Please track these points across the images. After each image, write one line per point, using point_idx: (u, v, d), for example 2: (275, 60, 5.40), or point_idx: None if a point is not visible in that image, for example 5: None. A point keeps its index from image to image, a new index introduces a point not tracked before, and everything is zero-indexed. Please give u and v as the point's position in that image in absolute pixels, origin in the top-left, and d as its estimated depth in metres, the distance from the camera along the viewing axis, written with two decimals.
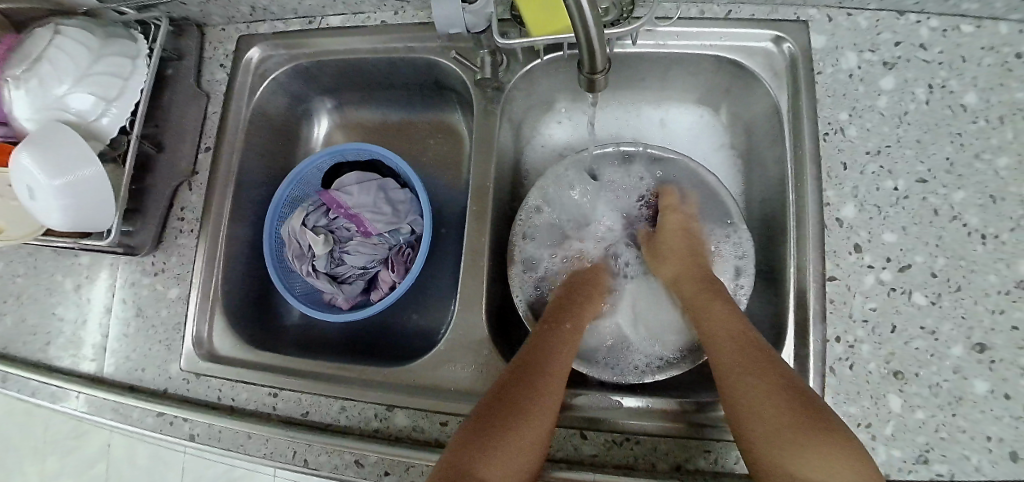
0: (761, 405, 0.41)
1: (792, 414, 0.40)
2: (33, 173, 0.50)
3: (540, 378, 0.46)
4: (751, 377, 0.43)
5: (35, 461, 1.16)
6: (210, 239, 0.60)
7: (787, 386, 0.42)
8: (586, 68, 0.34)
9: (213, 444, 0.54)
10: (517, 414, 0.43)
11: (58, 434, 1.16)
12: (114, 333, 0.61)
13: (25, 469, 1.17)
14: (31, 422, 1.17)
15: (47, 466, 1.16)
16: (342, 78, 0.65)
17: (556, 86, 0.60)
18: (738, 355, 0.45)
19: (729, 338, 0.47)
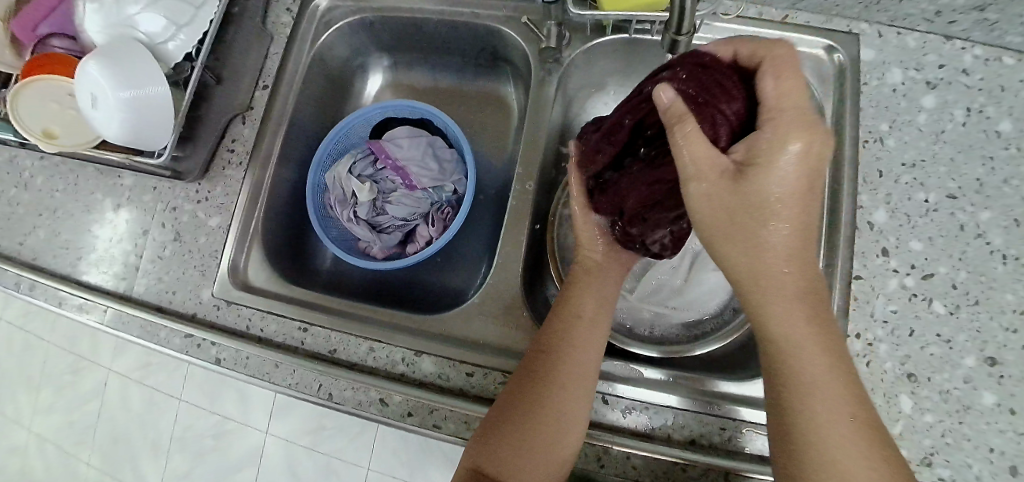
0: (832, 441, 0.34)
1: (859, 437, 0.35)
2: (98, 82, 0.51)
3: (545, 395, 0.44)
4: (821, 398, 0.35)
5: (28, 392, 1.16)
6: (257, 173, 0.61)
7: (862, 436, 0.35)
8: (675, 32, 0.37)
9: (238, 369, 0.55)
10: (519, 433, 0.43)
11: (53, 366, 1.15)
12: (148, 255, 0.62)
13: (17, 396, 1.17)
14: (26, 351, 1.16)
15: (39, 397, 1.15)
16: (403, 37, 0.67)
17: (610, 69, 0.62)
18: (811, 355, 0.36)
19: (801, 330, 0.36)
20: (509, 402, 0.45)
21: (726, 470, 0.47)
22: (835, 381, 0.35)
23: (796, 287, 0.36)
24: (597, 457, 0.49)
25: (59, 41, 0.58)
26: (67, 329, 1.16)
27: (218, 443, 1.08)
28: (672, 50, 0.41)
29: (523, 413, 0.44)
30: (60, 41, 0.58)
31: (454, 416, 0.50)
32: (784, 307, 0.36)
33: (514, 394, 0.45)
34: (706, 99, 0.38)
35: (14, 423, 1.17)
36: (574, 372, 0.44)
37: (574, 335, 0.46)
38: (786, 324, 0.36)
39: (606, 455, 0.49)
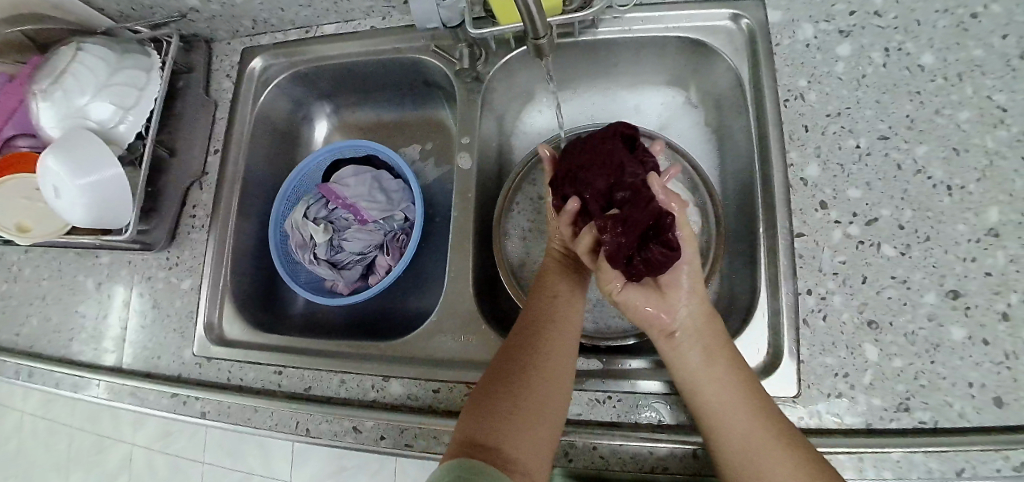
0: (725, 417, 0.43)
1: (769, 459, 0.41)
2: (56, 174, 0.56)
3: (539, 364, 0.46)
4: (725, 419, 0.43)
5: (60, 478, 1.21)
6: (219, 232, 0.64)
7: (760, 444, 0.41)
8: (533, 35, 0.42)
9: (222, 419, 0.57)
10: (516, 410, 0.43)
11: (81, 449, 1.20)
12: (132, 325, 0.65)
13: None
14: (54, 438, 1.22)
15: (72, 480, 1.20)
16: (340, 83, 0.71)
17: (533, 76, 0.64)
18: (717, 398, 0.44)
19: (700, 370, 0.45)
20: (505, 379, 0.46)
21: (692, 446, 0.48)
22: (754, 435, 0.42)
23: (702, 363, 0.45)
24: (565, 454, 0.50)
25: (25, 141, 0.63)
26: (90, 411, 1.21)
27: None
28: (541, 56, 0.46)
29: (522, 387, 0.45)
30: (26, 140, 0.63)
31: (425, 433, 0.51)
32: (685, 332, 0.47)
33: (516, 371, 0.46)
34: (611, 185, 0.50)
35: None
36: (557, 341, 0.48)
37: (553, 305, 0.51)
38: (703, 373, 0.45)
39: (572, 449, 0.50)
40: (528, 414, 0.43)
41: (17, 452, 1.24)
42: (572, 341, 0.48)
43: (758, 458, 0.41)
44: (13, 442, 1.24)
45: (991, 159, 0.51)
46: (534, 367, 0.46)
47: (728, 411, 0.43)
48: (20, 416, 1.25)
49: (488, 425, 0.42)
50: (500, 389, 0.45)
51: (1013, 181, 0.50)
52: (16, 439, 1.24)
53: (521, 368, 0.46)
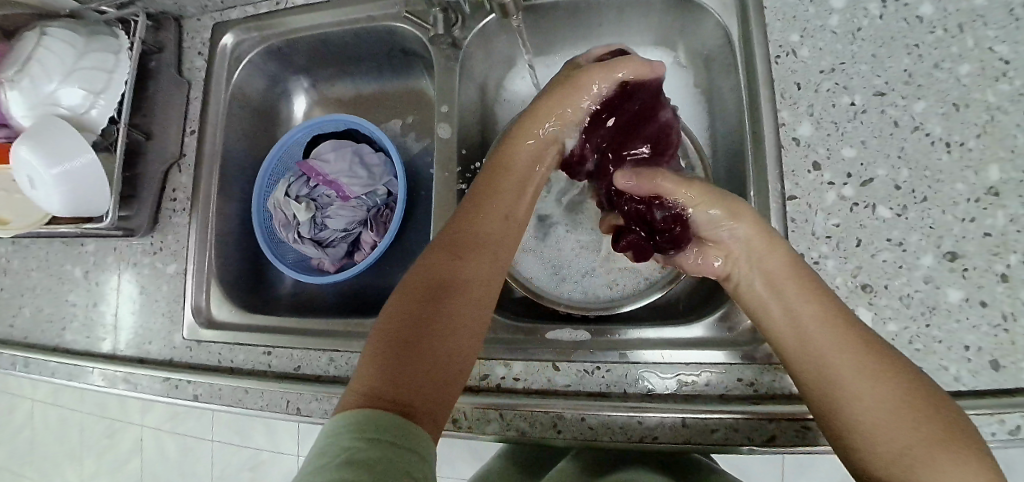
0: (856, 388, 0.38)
1: (901, 406, 0.36)
2: (31, 164, 0.54)
3: (452, 300, 0.42)
4: (839, 368, 0.39)
5: (74, 463, 1.24)
6: (201, 215, 0.63)
7: (890, 393, 0.37)
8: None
9: (214, 401, 0.58)
10: (425, 354, 0.39)
11: (91, 434, 1.22)
12: (123, 312, 0.65)
13: (66, 469, 1.24)
14: (65, 424, 1.24)
15: (86, 464, 1.23)
16: (316, 56, 0.68)
17: (512, 41, 0.61)
18: (827, 349, 0.39)
19: (805, 322, 0.41)
20: (409, 321, 0.40)
21: (681, 415, 0.47)
22: (874, 378, 0.38)
23: (807, 317, 0.41)
24: (554, 425, 0.49)
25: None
26: (97, 398, 1.23)
27: (256, 476, 1.13)
28: (508, 15, 0.47)
29: (434, 329, 0.40)
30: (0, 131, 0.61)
31: None
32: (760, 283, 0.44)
33: (426, 312, 0.41)
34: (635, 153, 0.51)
35: None
36: (470, 276, 0.44)
37: (477, 234, 0.46)
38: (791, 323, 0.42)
39: (561, 421, 0.49)
40: (439, 357, 0.39)
41: (30, 439, 1.27)
42: (489, 279, 0.45)
43: (889, 422, 0.36)
44: (25, 430, 1.27)
45: (992, 114, 0.49)
46: (445, 305, 0.41)
47: (835, 363, 0.39)
48: (30, 406, 1.27)
49: (390, 373, 0.36)
50: (408, 334, 0.39)
51: (1015, 136, 0.48)
52: (28, 427, 1.27)
53: (433, 306, 0.41)
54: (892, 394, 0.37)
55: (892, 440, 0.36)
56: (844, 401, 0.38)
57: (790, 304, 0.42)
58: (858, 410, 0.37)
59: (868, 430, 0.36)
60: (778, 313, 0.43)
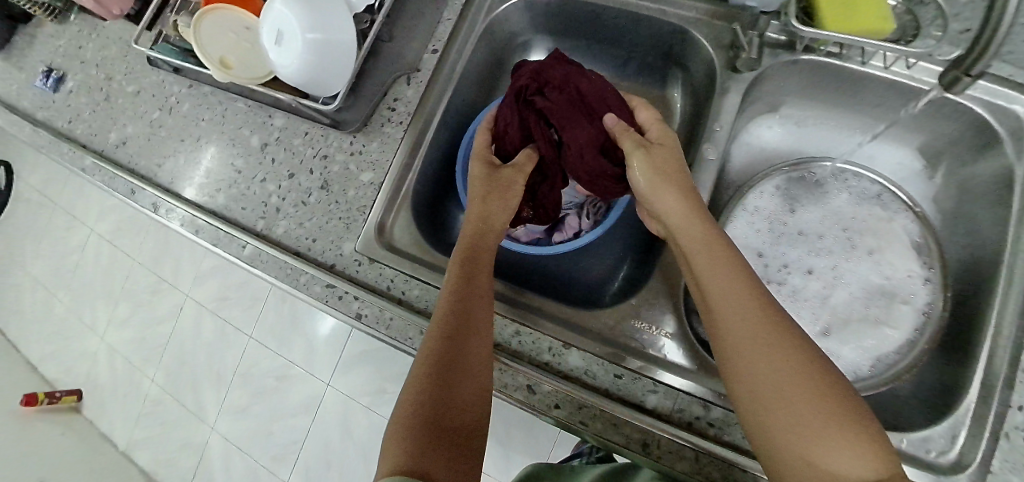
0: (777, 379, 0.35)
1: (809, 398, 0.34)
2: (290, 21, 0.52)
3: (467, 336, 0.44)
4: (756, 351, 0.36)
5: (117, 301, 1.29)
6: (416, 135, 0.59)
7: (802, 378, 0.35)
8: (963, 71, 0.40)
9: (379, 329, 0.54)
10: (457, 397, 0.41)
11: (141, 281, 1.27)
12: (292, 199, 0.61)
13: (108, 303, 1.30)
14: (122, 262, 1.30)
15: (127, 306, 1.27)
16: (574, 22, 0.64)
17: (786, 87, 0.59)
18: (744, 315, 0.38)
19: (744, 301, 0.39)
20: (439, 359, 0.42)
21: None
22: (776, 361, 0.36)
23: (730, 290, 0.39)
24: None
25: None
26: (159, 252, 1.27)
27: (279, 385, 1.10)
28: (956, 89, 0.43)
29: (462, 371, 0.42)
30: None
31: (604, 416, 0.48)
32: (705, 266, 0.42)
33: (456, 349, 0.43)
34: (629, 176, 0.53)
35: (100, 326, 1.30)
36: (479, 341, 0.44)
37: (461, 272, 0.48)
38: (727, 288, 0.40)
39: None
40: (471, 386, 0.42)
41: (88, 266, 1.34)
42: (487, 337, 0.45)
43: (801, 419, 0.34)
44: (88, 256, 1.35)
45: None
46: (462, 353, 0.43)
47: (755, 357, 0.36)
48: (94, 235, 1.34)
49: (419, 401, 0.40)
50: (450, 362, 0.42)
51: None
52: (86, 252, 1.35)
53: (455, 353, 0.42)
54: (803, 389, 0.34)
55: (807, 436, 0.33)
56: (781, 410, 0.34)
57: (733, 283, 0.40)
58: (766, 398, 0.35)
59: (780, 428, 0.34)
60: (708, 277, 0.41)
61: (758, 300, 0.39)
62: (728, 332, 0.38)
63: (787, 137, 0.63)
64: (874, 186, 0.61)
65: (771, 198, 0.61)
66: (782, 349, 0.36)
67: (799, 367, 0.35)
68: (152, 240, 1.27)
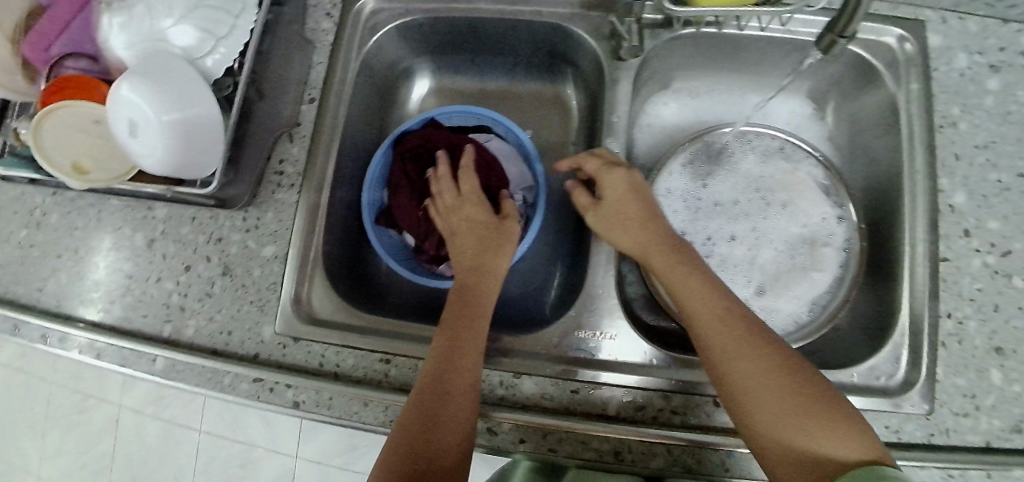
0: (757, 389, 0.40)
1: (801, 396, 0.39)
2: (136, 105, 0.46)
3: (453, 367, 0.42)
4: (756, 357, 0.41)
5: (37, 434, 1.15)
6: (313, 195, 0.56)
7: (781, 381, 0.40)
8: (838, 32, 0.40)
9: (321, 411, 0.50)
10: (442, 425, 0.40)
11: (61, 405, 1.13)
12: (195, 294, 0.55)
13: (26, 439, 1.15)
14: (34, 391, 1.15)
15: (51, 437, 1.14)
16: (451, 39, 0.62)
17: (677, 64, 0.60)
18: (721, 329, 0.43)
19: (717, 302, 0.45)
20: (421, 399, 0.42)
21: None
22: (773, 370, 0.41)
23: (704, 295, 0.45)
24: (722, 463, 0.46)
25: (74, 62, 0.51)
26: (72, 369, 1.13)
27: (245, 474, 1.02)
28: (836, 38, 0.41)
29: (438, 416, 0.40)
30: (76, 62, 0.51)
31: (571, 438, 0.47)
32: (681, 280, 0.47)
33: (440, 381, 0.42)
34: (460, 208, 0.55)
35: (24, 466, 1.15)
36: (469, 370, 0.43)
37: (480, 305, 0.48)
38: (697, 295, 0.46)
39: (729, 459, 0.46)
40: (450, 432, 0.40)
41: None
42: (472, 374, 0.42)
43: (791, 421, 0.39)
44: None
45: None
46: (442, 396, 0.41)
47: (743, 356, 0.41)
48: None
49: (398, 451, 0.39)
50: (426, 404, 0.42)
51: None
52: None
53: (440, 391, 0.41)
54: (792, 388, 0.40)
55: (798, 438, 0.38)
56: (755, 406, 0.40)
57: (703, 290, 0.46)
58: (758, 404, 0.40)
59: (764, 425, 0.39)
60: (681, 295, 0.47)
61: (735, 313, 0.44)
62: (711, 339, 0.43)
63: (683, 116, 0.64)
64: (775, 141, 0.61)
65: (682, 177, 0.60)
66: (760, 353, 0.41)
67: (772, 372, 0.41)
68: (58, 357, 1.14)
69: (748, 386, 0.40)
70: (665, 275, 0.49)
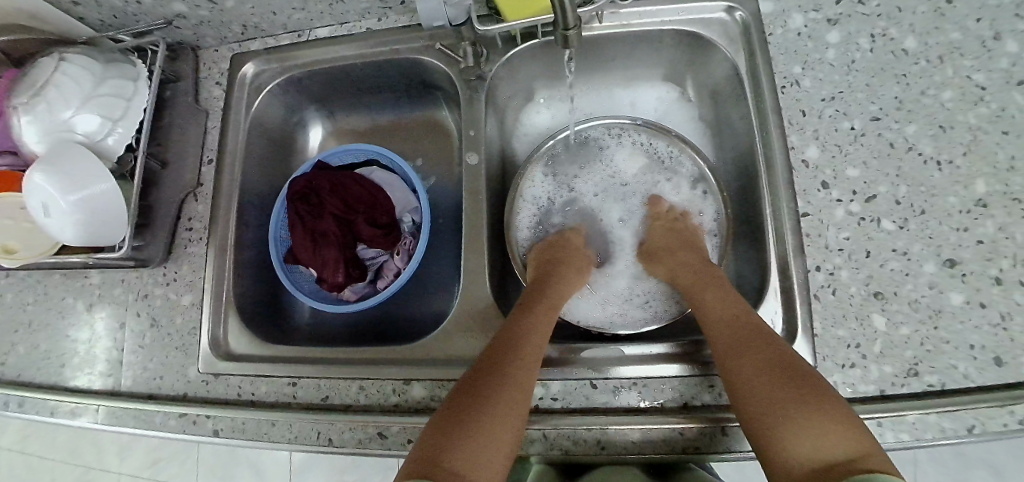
0: (767, 383, 0.43)
1: (797, 389, 0.41)
2: (47, 190, 0.51)
3: (500, 373, 0.45)
4: (766, 349, 0.45)
5: None
6: (220, 245, 0.62)
7: (781, 380, 0.42)
8: (563, 25, 0.43)
9: (237, 436, 0.55)
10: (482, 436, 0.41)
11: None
12: (129, 347, 0.62)
13: None
14: (39, 473, 1.24)
15: None
16: (331, 85, 0.69)
17: (534, 72, 0.65)
18: (734, 334, 0.47)
19: (727, 310, 0.50)
20: (450, 409, 0.43)
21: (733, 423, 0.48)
22: (780, 369, 0.43)
23: (718, 305, 0.51)
24: (597, 443, 0.50)
25: (1, 158, 0.57)
26: (75, 444, 1.23)
27: None
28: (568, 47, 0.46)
29: (478, 416, 0.42)
30: (2, 158, 0.57)
31: None
32: (702, 295, 0.53)
33: (476, 389, 0.44)
34: (328, 233, 0.62)
35: None
36: (529, 370, 0.47)
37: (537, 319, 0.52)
38: (722, 304, 0.51)
39: (605, 438, 0.49)
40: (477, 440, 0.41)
41: None
42: (529, 381, 0.46)
43: (791, 416, 0.40)
44: None
45: (975, 133, 0.55)
46: (485, 397, 0.44)
47: (743, 353, 0.45)
48: None
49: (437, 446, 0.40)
50: (449, 413, 0.43)
51: (995, 154, 0.54)
52: None
53: (476, 397, 0.44)
54: (793, 386, 0.42)
55: (798, 438, 0.39)
56: (746, 391, 0.43)
57: (730, 299, 0.51)
58: (755, 398, 0.43)
59: (776, 417, 0.41)
60: (704, 306, 0.52)
61: (740, 320, 0.49)
62: (723, 344, 0.47)
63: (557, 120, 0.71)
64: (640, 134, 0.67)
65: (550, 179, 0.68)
66: (769, 349, 0.45)
67: (773, 367, 0.44)
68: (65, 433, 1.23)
69: (750, 379, 0.44)
70: (694, 293, 0.55)
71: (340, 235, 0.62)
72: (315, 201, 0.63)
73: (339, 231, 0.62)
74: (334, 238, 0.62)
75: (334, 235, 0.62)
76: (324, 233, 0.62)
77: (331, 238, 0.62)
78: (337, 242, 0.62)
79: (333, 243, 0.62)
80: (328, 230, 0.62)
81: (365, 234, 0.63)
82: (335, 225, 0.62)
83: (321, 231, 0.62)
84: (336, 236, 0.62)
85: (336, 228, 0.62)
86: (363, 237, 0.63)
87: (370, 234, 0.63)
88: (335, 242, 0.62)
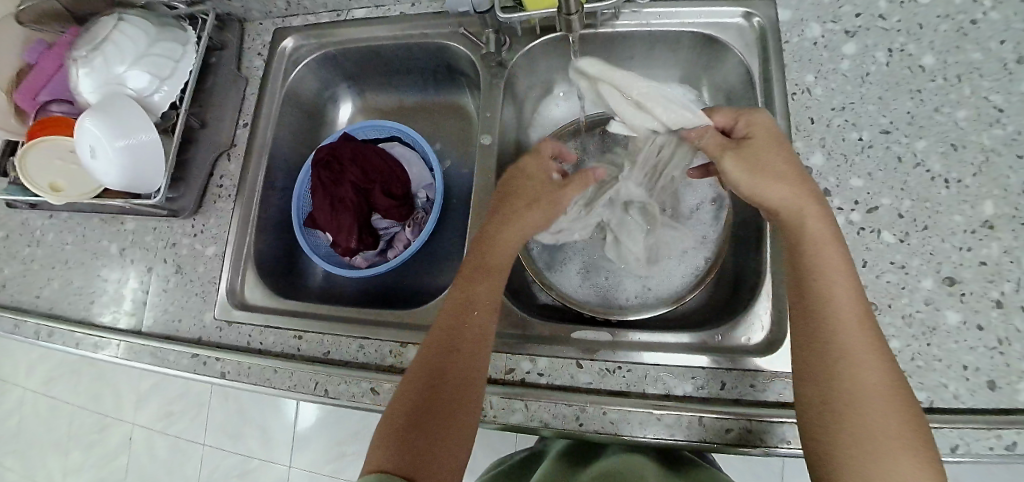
0: (871, 406, 0.39)
1: (900, 421, 0.39)
2: (96, 136, 0.56)
3: (451, 359, 0.47)
4: (869, 366, 0.41)
5: (66, 450, 1.31)
6: (245, 203, 0.67)
7: (895, 406, 0.39)
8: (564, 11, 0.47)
9: (242, 379, 0.59)
10: (444, 431, 0.44)
11: (85, 425, 1.30)
12: (153, 290, 0.67)
13: (58, 458, 1.32)
14: (63, 414, 1.32)
15: (79, 456, 1.29)
16: (363, 64, 0.73)
17: (554, 66, 0.68)
18: (851, 335, 0.42)
19: (849, 302, 0.43)
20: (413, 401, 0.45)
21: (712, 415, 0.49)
22: (888, 392, 0.40)
23: (844, 292, 0.43)
24: (576, 418, 0.51)
25: (58, 106, 0.64)
26: (96, 391, 1.30)
27: None
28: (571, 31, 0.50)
29: (437, 405, 0.45)
30: (60, 105, 0.64)
31: None
32: (819, 265, 0.44)
33: (436, 378, 0.46)
34: (346, 198, 0.65)
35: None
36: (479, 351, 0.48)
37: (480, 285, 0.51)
38: (832, 290, 0.43)
39: (584, 415, 0.51)
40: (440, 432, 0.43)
41: (29, 426, 1.35)
42: (478, 358, 0.47)
43: (883, 446, 0.38)
44: (24, 417, 1.36)
45: (987, 155, 0.54)
46: (444, 388, 0.45)
47: (857, 362, 0.41)
48: (24, 394, 1.36)
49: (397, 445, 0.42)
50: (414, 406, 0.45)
51: (1007, 177, 0.53)
52: (18, 415, 1.37)
53: (436, 386, 0.45)
54: (898, 416, 0.39)
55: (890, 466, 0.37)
56: (855, 410, 0.40)
57: (850, 288, 0.43)
58: (856, 420, 0.39)
59: (864, 444, 0.38)
60: (826, 285, 0.44)
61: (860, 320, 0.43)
62: (840, 342, 0.42)
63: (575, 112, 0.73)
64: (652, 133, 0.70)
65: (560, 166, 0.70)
66: (878, 366, 0.41)
67: (884, 392, 0.40)
68: (88, 378, 1.31)
69: (857, 396, 0.40)
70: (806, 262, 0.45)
71: (357, 202, 0.66)
72: (337, 169, 0.66)
73: (354, 197, 0.66)
74: (351, 203, 0.65)
75: (352, 201, 0.65)
76: (343, 198, 0.65)
77: (348, 203, 0.65)
78: (354, 208, 0.65)
79: (348, 207, 0.65)
80: (346, 195, 0.65)
81: (380, 204, 0.67)
82: (353, 192, 0.66)
83: (340, 196, 0.65)
84: (353, 202, 0.65)
85: (353, 195, 0.66)
86: (380, 206, 0.67)
87: (385, 204, 0.67)
88: (351, 209, 0.65)
